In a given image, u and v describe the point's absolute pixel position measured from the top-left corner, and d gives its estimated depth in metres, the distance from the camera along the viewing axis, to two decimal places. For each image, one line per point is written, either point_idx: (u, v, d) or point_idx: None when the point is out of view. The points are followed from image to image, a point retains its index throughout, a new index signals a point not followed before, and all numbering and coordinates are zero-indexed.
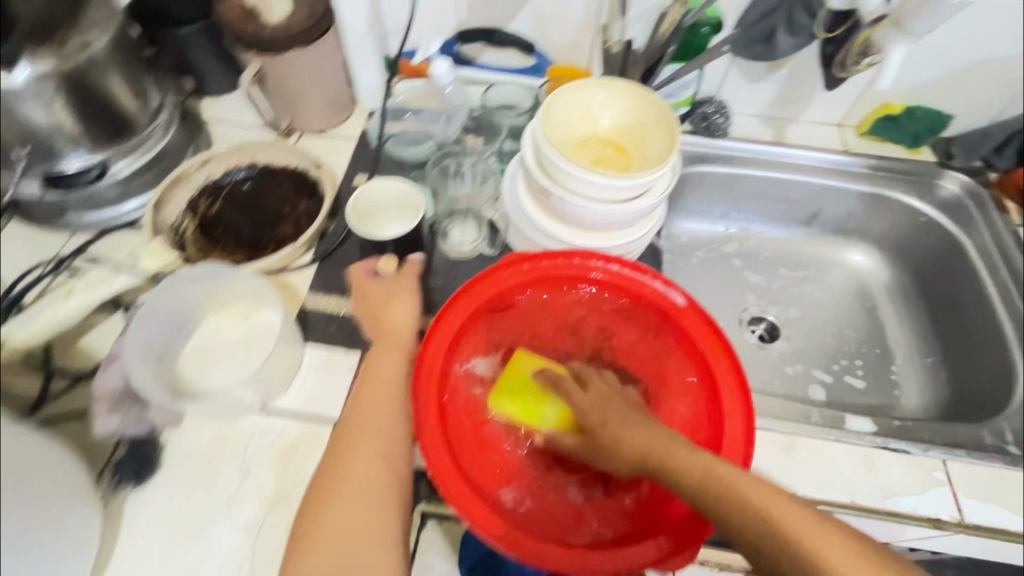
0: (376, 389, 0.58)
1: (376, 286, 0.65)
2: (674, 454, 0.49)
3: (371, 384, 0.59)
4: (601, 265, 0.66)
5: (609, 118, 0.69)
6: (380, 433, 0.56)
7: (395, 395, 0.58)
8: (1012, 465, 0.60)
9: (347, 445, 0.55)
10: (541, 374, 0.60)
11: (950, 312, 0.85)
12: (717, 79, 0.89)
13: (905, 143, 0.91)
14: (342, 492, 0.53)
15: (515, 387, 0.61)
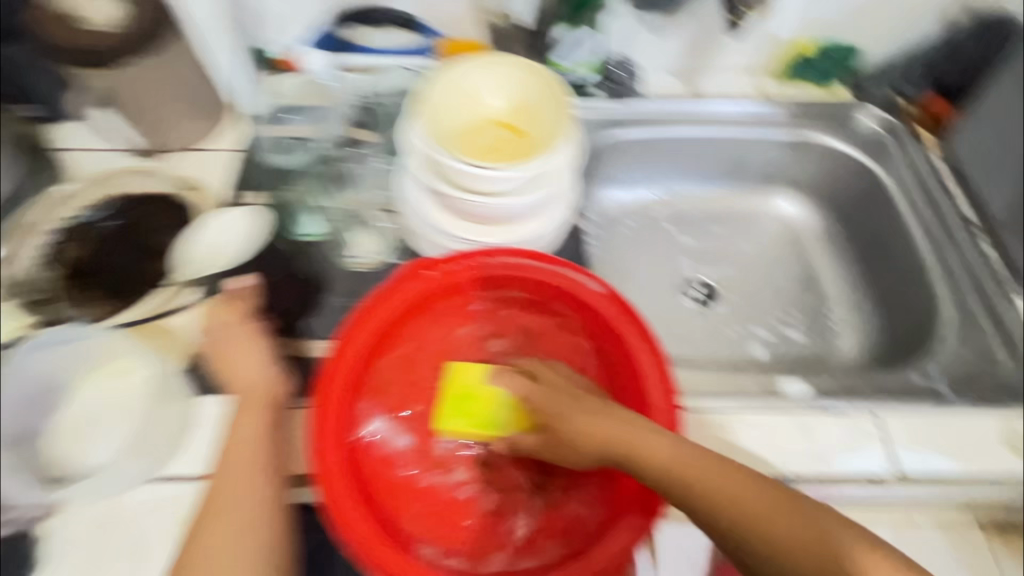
0: (235, 439, 0.54)
1: (224, 327, 0.60)
2: (641, 445, 0.48)
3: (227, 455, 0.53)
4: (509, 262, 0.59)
5: (501, 99, 0.62)
6: (244, 483, 0.51)
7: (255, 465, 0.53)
8: (939, 407, 0.60)
9: (212, 507, 0.51)
10: (493, 377, 0.56)
11: (877, 252, 0.84)
12: (620, 35, 0.83)
13: (818, 82, 0.88)
14: None
15: (464, 396, 0.57)
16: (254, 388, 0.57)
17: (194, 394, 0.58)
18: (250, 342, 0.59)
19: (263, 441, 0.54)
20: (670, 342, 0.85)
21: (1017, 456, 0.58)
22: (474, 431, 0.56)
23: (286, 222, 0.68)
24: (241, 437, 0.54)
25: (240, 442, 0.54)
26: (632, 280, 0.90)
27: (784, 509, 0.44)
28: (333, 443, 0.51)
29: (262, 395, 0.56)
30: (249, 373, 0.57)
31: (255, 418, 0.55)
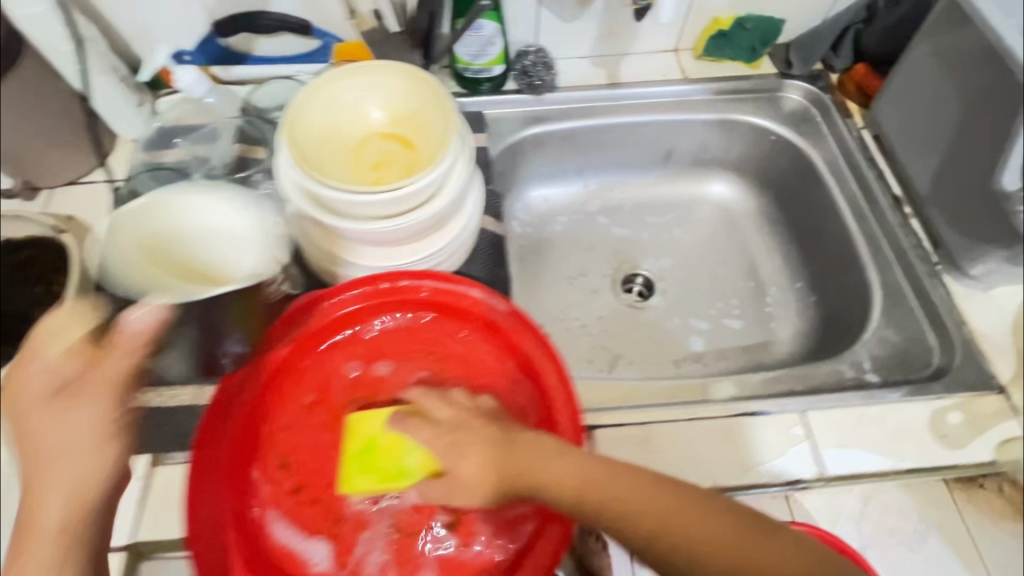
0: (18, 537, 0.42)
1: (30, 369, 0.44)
2: (540, 466, 0.44)
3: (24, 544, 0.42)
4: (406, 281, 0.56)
5: (379, 109, 0.57)
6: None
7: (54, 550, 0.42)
8: (870, 400, 0.58)
9: None
10: (393, 424, 0.51)
11: (812, 235, 0.81)
12: (529, 25, 0.79)
13: (743, 59, 0.84)
14: None
15: (366, 451, 0.51)
16: (84, 449, 0.43)
17: None
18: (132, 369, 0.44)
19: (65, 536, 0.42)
20: (609, 342, 0.82)
21: (948, 447, 0.55)
22: (383, 488, 0.49)
23: None
24: (42, 519, 0.42)
25: (40, 525, 0.42)
26: (568, 281, 0.86)
27: (716, 517, 0.42)
28: (216, 508, 0.48)
29: (89, 465, 0.43)
30: (63, 438, 0.42)
31: (69, 494, 0.42)
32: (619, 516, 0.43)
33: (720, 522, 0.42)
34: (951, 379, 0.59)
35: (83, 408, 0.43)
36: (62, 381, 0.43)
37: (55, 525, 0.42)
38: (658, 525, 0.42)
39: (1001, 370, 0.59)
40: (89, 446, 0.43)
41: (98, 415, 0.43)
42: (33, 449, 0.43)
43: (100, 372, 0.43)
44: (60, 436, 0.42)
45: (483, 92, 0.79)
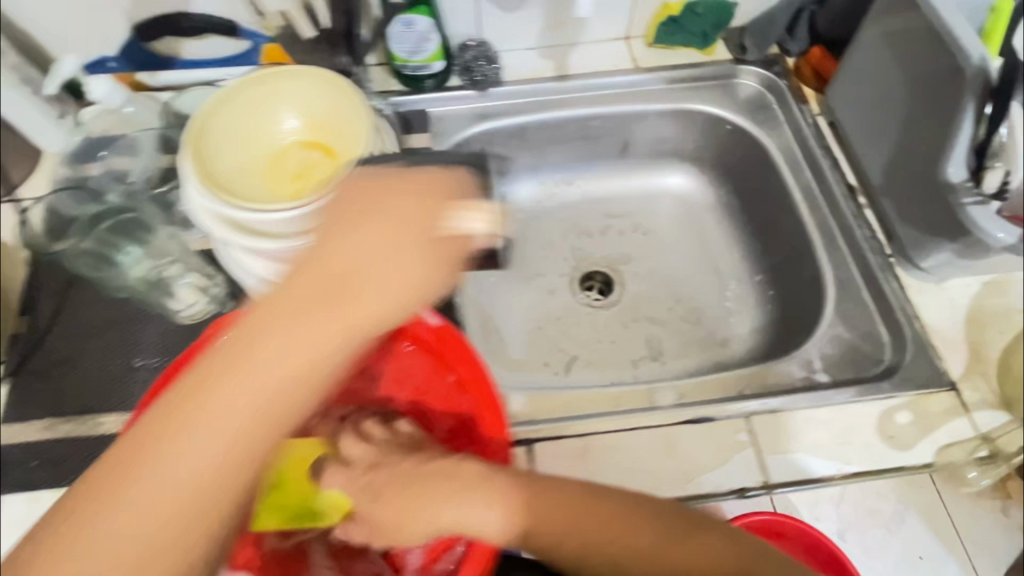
0: (241, 368, 0.34)
1: (339, 241, 0.36)
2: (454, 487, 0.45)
3: (261, 384, 0.34)
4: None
5: (295, 118, 0.54)
6: (232, 436, 0.34)
7: (252, 409, 0.34)
8: (819, 403, 0.56)
9: (167, 433, 0.34)
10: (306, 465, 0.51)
11: (769, 227, 0.79)
12: (469, 17, 0.75)
13: (697, 45, 0.80)
14: (122, 518, 0.34)
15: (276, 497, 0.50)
16: (307, 359, 0.34)
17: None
18: (393, 285, 0.36)
19: (281, 405, 0.35)
20: (567, 344, 0.80)
21: (897, 449, 0.54)
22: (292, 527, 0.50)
23: (99, 284, 0.62)
24: (214, 425, 0.34)
25: (192, 427, 0.34)
26: (525, 282, 0.84)
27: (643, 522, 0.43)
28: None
29: (307, 370, 0.35)
30: (313, 340, 0.34)
31: (276, 411, 0.35)
32: (553, 532, 0.44)
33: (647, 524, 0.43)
34: (901, 377, 0.57)
35: (312, 319, 0.34)
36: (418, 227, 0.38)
37: (277, 387, 0.34)
38: (594, 536, 0.43)
39: (952, 367, 0.58)
40: (328, 355, 0.35)
41: (341, 327, 0.35)
42: (267, 337, 0.34)
43: (370, 267, 0.36)
44: (291, 348, 0.34)
45: (425, 90, 0.76)
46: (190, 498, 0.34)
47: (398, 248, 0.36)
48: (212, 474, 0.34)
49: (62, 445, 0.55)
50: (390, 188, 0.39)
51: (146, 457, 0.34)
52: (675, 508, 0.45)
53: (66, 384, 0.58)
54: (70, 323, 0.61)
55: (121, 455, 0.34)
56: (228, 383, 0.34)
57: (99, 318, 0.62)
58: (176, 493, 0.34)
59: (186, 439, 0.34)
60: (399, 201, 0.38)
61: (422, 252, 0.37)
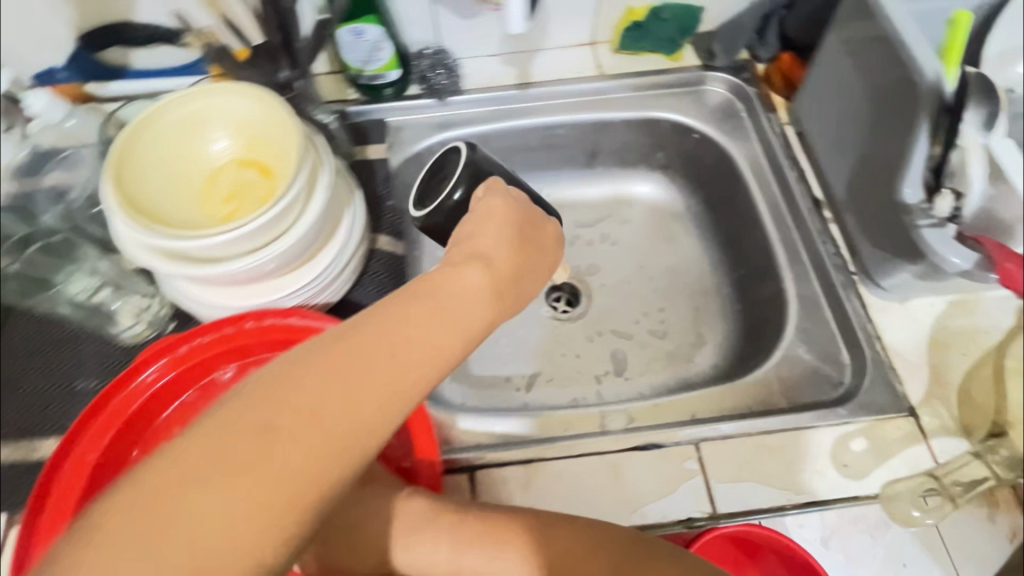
0: (399, 327, 0.36)
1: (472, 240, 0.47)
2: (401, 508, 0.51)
3: (412, 345, 0.36)
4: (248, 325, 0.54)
5: (229, 134, 0.53)
6: (379, 396, 0.34)
7: (400, 372, 0.35)
8: (772, 429, 0.54)
9: (328, 376, 0.33)
10: None
11: (737, 239, 0.77)
12: (426, 23, 0.73)
13: (663, 50, 0.78)
14: (259, 462, 0.30)
15: None
16: (455, 334, 0.38)
17: None
18: (508, 288, 0.45)
19: (421, 376, 0.36)
20: (531, 359, 0.78)
21: (848, 478, 0.52)
22: None
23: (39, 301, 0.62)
24: (365, 385, 0.34)
25: (349, 374, 0.33)
26: None
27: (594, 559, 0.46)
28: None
29: (450, 347, 0.38)
30: (463, 319, 0.39)
31: (417, 381, 0.36)
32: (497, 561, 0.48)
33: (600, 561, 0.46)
34: (857, 402, 0.55)
35: (472, 297, 0.41)
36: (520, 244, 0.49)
37: (432, 353, 0.36)
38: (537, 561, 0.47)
39: (911, 391, 0.56)
40: (466, 334, 0.39)
41: (484, 310, 0.41)
42: (435, 307, 0.38)
43: (498, 270, 0.45)
44: (443, 321, 0.38)
45: (381, 100, 0.74)
46: (322, 454, 0.32)
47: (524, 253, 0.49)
48: (354, 434, 0.33)
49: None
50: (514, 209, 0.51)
51: (278, 417, 0.32)
52: (628, 536, 0.47)
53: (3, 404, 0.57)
54: (10, 340, 0.60)
55: (249, 394, 0.32)
56: (393, 335, 0.36)
57: (40, 338, 0.60)
58: (311, 450, 0.31)
59: (341, 389, 0.33)
60: (506, 219, 0.50)
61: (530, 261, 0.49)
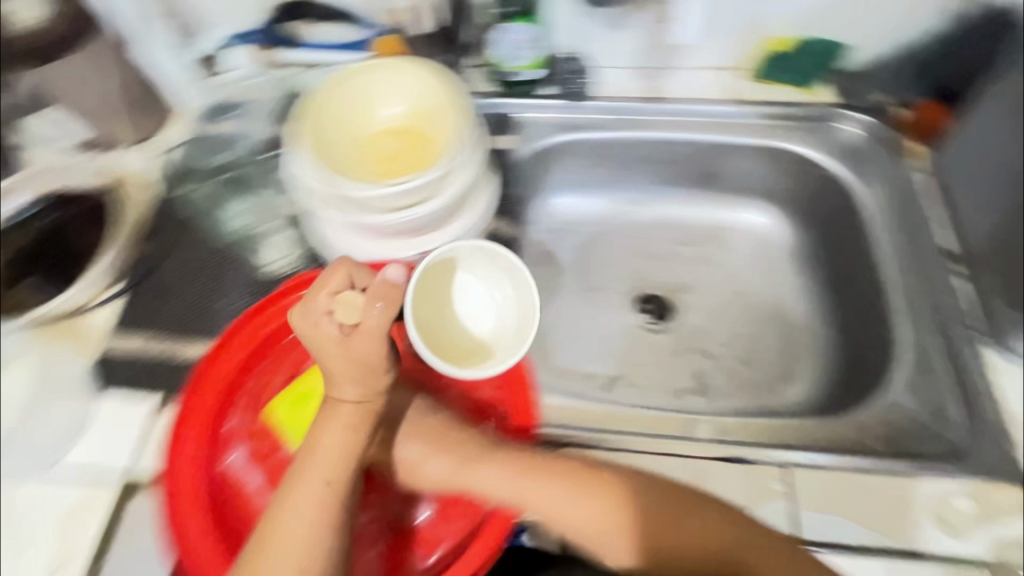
0: (304, 466, 0.49)
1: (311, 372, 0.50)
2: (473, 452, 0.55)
3: (312, 473, 0.48)
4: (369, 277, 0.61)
5: (400, 106, 0.60)
6: (311, 520, 0.47)
7: (317, 494, 0.47)
8: (867, 468, 0.54)
9: (275, 523, 0.47)
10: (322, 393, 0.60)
11: (849, 281, 0.76)
12: (572, 32, 0.78)
13: (795, 83, 0.79)
14: None
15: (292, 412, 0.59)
16: (328, 470, 0.49)
17: (99, 389, 0.61)
18: (361, 384, 0.49)
19: (336, 482, 0.48)
20: (615, 361, 0.80)
21: (944, 532, 0.51)
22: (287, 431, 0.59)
23: (208, 227, 0.71)
24: (274, 541, 0.46)
25: (279, 523, 0.47)
26: (582, 294, 0.85)
27: (612, 495, 0.51)
28: (190, 454, 0.55)
29: (323, 482, 0.48)
30: (323, 458, 0.48)
31: (313, 514, 0.47)
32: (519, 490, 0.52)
33: (615, 498, 0.51)
34: (961, 459, 0.55)
35: (329, 440, 0.49)
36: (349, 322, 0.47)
37: (332, 469, 0.48)
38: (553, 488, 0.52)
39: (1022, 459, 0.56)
40: (337, 462, 0.49)
41: (343, 441, 0.49)
42: (296, 472, 0.49)
43: (338, 389, 0.49)
44: (309, 472, 0.48)
45: (517, 95, 0.79)
46: None
47: (334, 348, 0.47)
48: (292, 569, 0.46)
49: (156, 361, 0.63)
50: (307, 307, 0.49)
51: None
52: (721, 508, 0.50)
53: (165, 307, 0.66)
54: (176, 256, 0.70)
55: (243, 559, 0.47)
56: (301, 478, 0.48)
57: (201, 258, 0.69)
58: None
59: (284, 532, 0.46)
60: (306, 333, 0.48)
61: (339, 341, 0.47)
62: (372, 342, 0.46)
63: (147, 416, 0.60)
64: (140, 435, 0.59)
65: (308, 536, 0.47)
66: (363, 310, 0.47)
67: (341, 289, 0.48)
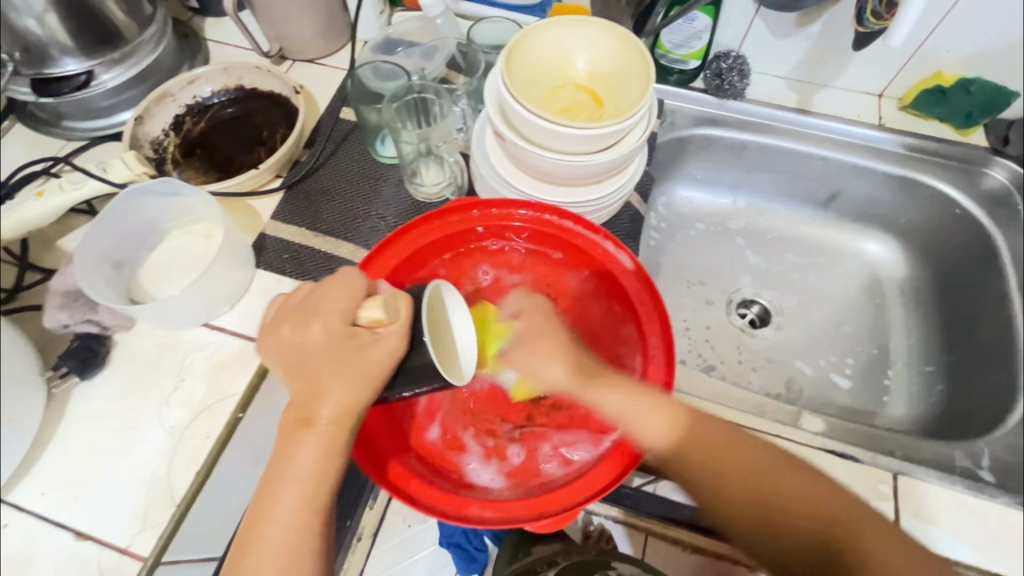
0: (281, 471, 0.44)
1: (297, 386, 0.46)
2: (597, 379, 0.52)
3: (286, 478, 0.43)
4: (525, 211, 0.62)
5: (586, 61, 0.62)
6: (296, 529, 0.42)
7: (298, 502, 0.43)
8: (976, 492, 0.55)
9: (257, 528, 0.42)
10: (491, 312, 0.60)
11: (966, 325, 0.76)
12: (739, 31, 0.80)
13: (955, 122, 0.79)
14: None
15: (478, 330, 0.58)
16: (309, 488, 0.43)
17: (256, 264, 0.67)
18: (349, 394, 0.44)
19: (319, 490, 0.44)
20: (708, 354, 0.82)
21: None
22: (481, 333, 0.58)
23: (371, 141, 0.76)
24: (257, 554, 0.42)
25: (265, 528, 0.42)
26: (685, 284, 0.87)
27: (662, 410, 0.49)
28: None
29: (304, 506, 0.43)
30: (302, 474, 0.43)
31: (293, 534, 0.42)
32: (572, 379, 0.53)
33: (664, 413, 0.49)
34: None
35: (300, 455, 0.44)
36: (368, 326, 0.46)
37: (310, 474, 0.43)
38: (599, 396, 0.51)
39: None
40: (318, 479, 0.43)
41: (316, 457, 0.44)
42: (270, 488, 0.43)
43: (318, 397, 0.44)
44: (288, 490, 0.43)
45: (670, 83, 0.82)
46: None
47: (346, 355, 0.45)
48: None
49: (308, 250, 0.68)
50: (310, 314, 0.46)
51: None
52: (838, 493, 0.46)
53: (323, 206, 0.72)
54: (340, 163, 0.75)
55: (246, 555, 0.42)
56: (276, 486, 0.43)
57: (359, 170, 0.75)
58: None
59: (266, 535, 0.42)
60: (315, 341, 0.45)
61: (354, 344, 0.45)
62: (392, 342, 0.45)
63: None
64: None
65: (294, 541, 0.42)
66: (387, 315, 0.46)
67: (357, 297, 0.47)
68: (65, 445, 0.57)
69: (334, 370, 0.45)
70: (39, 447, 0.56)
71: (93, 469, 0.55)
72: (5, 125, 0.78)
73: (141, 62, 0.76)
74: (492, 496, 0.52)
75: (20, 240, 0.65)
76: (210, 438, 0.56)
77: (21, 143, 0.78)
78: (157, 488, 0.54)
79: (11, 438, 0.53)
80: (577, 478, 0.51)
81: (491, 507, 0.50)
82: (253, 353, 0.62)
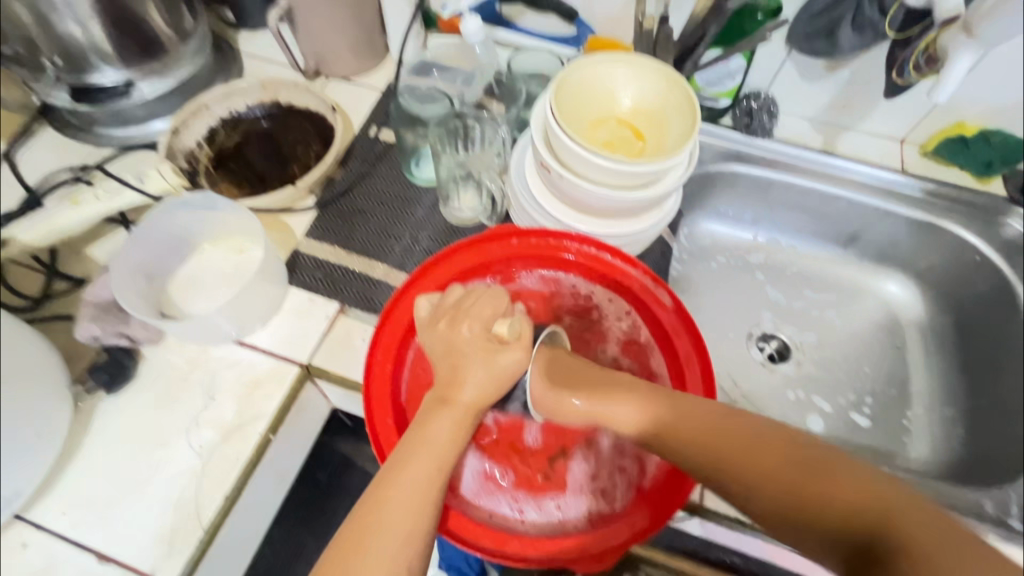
0: (430, 422, 0.45)
1: (448, 380, 0.47)
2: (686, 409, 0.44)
3: (432, 426, 0.44)
4: (573, 244, 0.62)
5: (630, 98, 0.64)
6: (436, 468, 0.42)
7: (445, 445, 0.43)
8: (1009, 541, 0.56)
9: (403, 459, 0.42)
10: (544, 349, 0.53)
11: (988, 369, 0.78)
12: (770, 71, 0.82)
13: (974, 171, 0.82)
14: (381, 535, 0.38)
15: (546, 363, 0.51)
16: (447, 446, 0.44)
17: (288, 282, 0.66)
18: (484, 388, 0.47)
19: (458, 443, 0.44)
20: (730, 388, 0.82)
21: None
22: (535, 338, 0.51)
23: (407, 162, 0.76)
24: (387, 506, 0.39)
25: (411, 458, 0.42)
26: (707, 316, 0.87)
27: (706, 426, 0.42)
28: (383, 390, 0.54)
29: (434, 468, 0.42)
30: (435, 444, 0.43)
31: (423, 490, 0.41)
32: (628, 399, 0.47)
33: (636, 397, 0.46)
34: None
35: (437, 425, 0.44)
36: (500, 341, 0.49)
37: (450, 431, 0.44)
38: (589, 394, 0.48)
39: None
40: (448, 449, 0.44)
41: (452, 429, 0.44)
42: (400, 455, 0.43)
43: (458, 385, 0.46)
44: (421, 453, 0.42)
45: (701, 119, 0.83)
46: (405, 528, 0.39)
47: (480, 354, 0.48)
48: (412, 512, 0.39)
49: (341, 271, 0.68)
50: (459, 313, 0.50)
51: (363, 522, 0.39)
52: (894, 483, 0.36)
53: (356, 225, 0.71)
54: (374, 183, 0.75)
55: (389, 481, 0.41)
56: (423, 433, 0.44)
57: (392, 190, 0.75)
58: (398, 532, 0.39)
59: (415, 465, 0.42)
60: (462, 338, 0.48)
61: (492, 350, 0.48)
62: (519, 355, 0.48)
63: (329, 317, 0.65)
64: (322, 331, 0.64)
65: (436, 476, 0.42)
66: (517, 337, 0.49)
67: (500, 314, 0.51)
68: (88, 459, 0.55)
69: (466, 359, 0.47)
70: (61, 461, 0.55)
71: (118, 487, 0.54)
72: (35, 128, 0.77)
73: (183, 74, 0.76)
74: (528, 533, 0.52)
75: (49, 247, 0.65)
76: (241, 460, 0.55)
77: (49, 147, 0.77)
78: (184, 511, 0.53)
79: (37, 452, 0.52)
80: (609, 522, 0.52)
81: (525, 543, 0.50)
82: (283, 374, 0.61)
